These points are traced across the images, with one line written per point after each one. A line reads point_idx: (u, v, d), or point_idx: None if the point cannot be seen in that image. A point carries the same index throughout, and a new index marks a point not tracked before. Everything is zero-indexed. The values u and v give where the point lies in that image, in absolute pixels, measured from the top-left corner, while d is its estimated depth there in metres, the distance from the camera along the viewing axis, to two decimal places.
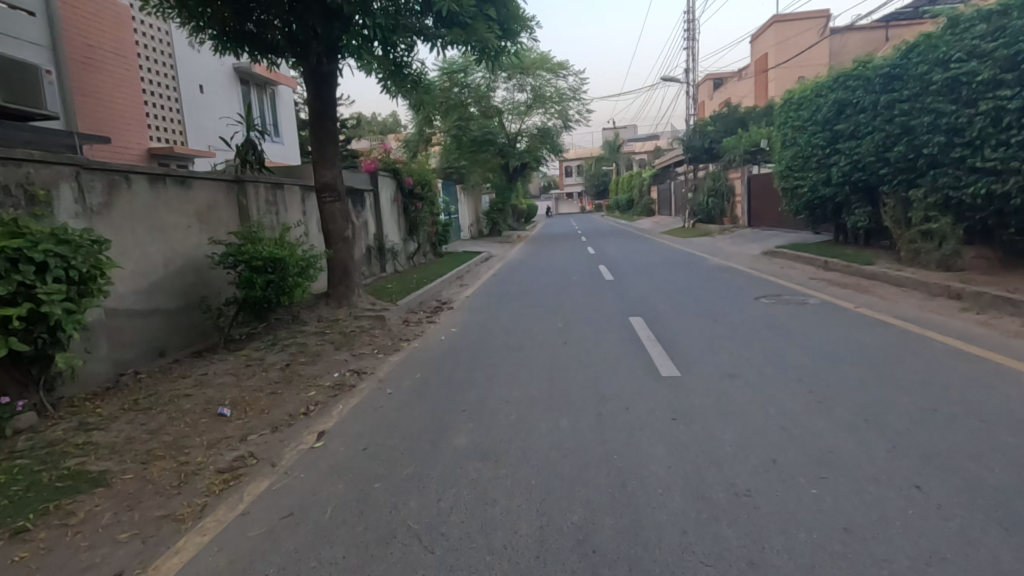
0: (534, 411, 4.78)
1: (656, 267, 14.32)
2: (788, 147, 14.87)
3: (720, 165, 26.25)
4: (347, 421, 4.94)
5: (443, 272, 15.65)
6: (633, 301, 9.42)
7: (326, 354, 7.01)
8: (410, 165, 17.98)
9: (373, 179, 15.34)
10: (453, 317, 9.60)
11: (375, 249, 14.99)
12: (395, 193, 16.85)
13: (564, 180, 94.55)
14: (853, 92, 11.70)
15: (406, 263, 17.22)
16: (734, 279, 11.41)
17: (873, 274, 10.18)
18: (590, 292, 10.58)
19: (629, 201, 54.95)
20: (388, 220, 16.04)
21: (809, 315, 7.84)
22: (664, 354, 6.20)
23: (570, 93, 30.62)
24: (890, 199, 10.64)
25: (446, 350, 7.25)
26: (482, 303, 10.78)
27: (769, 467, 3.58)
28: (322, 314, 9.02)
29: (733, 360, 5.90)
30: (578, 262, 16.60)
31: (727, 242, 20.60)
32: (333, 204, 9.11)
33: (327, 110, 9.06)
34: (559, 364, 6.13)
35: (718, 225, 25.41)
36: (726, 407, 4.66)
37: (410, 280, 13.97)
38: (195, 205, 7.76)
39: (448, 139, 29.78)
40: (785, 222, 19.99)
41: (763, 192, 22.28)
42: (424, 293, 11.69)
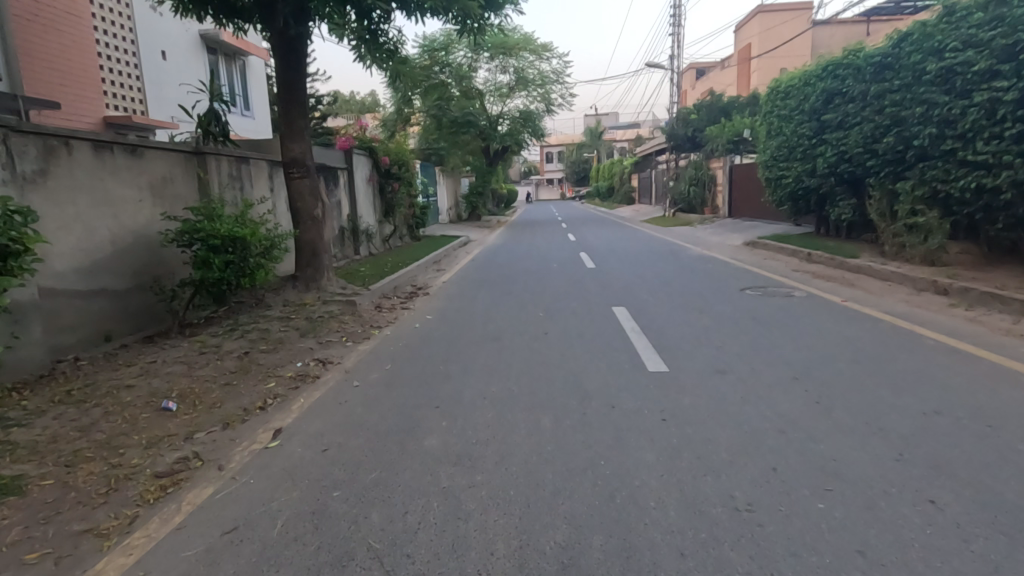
0: (513, 410, 4.41)
1: (639, 255, 14.03)
2: (773, 137, 14.67)
3: (702, 154, 26.04)
4: (309, 417, 4.50)
5: (420, 256, 15.13)
6: (616, 291, 9.09)
7: (290, 341, 6.51)
8: (387, 144, 17.28)
9: (347, 158, 14.66)
10: (429, 303, 9.14)
11: (348, 231, 14.39)
12: (370, 173, 16.17)
13: (544, 166, 93.87)
14: (842, 82, 11.49)
15: (381, 246, 16.62)
16: (718, 269, 11.18)
17: (858, 268, 10.03)
18: (572, 280, 10.22)
19: (609, 188, 54.73)
20: (362, 200, 15.39)
21: (796, 308, 7.62)
22: (650, 347, 5.88)
23: (554, 77, 30.07)
24: (876, 191, 10.48)
25: (419, 339, 6.82)
26: (459, 290, 10.32)
27: (770, 477, 3.27)
28: (288, 298, 8.48)
29: (723, 355, 5.60)
30: (559, 249, 16.21)
31: (708, 232, 20.45)
32: (301, 181, 8.51)
33: (296, 78, 8.40)
34: (540, 357, 5.76)
35: (699, 215, 25.28)
36: (719, 406, 4.36)
37: (385, 264, 13.42)
38: (147, 176, 7.11)
39: (427, 120, 28.99)
40: (766, 213, 19.93)
41: (745, 182, 22.18)
42: (399, 278, 11.19)
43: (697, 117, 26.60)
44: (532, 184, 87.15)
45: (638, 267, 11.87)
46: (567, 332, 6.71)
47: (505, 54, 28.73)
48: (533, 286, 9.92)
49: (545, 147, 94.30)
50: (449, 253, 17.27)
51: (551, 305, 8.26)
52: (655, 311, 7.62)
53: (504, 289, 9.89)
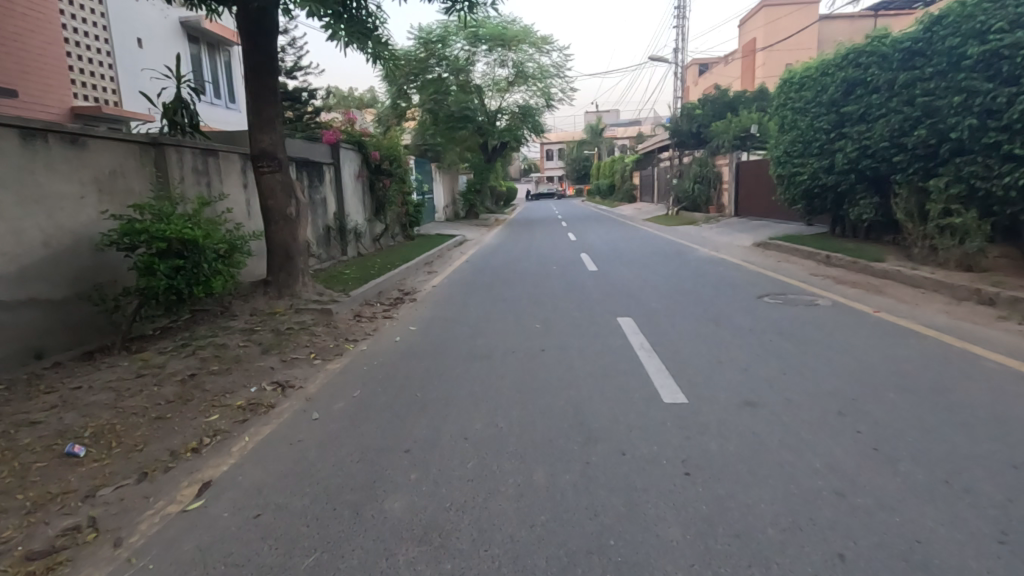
0: (501, 458, 3.58)
1: (644, 257, 13.14)
2: (787, 131, 13.79)
3: (707, 150, 25.13)
4: (250, 464, 3.66)
5: (410, 256, 14.28)
6: (621, 298, 8.25)
7: (248, 359, 5.66)
8: (378, 137, 16.38)
9: (333, 152, 13.77)
10: (414, 311, 8.30)
11: (334, 230, 13.55)
12: (359, 169, 15.28)
13: (544, 164, 92.93)
14: (865, 71, 10.65)
15: (370, 246, 15.75)
16: (730, 273, 10.31)
17: (884, 272, 9.18)
18: (572, 286, 9.37)
19: (610, 186, 53.82)
20: (349, 198, 14.51)
21: (823, 320, 6.78)
22: (664, 371, 5.04)
23: (554, 72, 29.21)
24: (902, 190, 9.64)
25: (398, 357, 5.98)
26: (449, 295, 9.47)
27: (837, 568, 2.47)
28: (257, 306, 7.64)
29: (750, 380, 4.78)
30: (558, 250, 15.34)
31: (714, 232, 19.57)
32: (271, 176, 7.65)
33: (268, 61, 7.54)
34: (535, 382, 4.92)
35: (704, 213, 24.41)
36: (755, 452, 3.55)
37: (372, 266, 12.56)
38: (90, 169, 6.25)
39: (423, 114, 28.08)
40: (775, 213, 19.07)
41: (752, 180, 21.29)
42: (384, 282, 10.33)
43: (702, 112, 25.69)
44: (531, 182, 86.18)
45: (644, 270, 11.01)
46: (566, 349, 5.88)
47: (504, 48, 27.84)
48: (529, 292, 9.07)
49: (545, 144, 93.33)
50: (443, 253, 16.43)
51: (549, 316, 7.42)
52: (666, 323, 6.79)
53: (498, 295, 9.05)
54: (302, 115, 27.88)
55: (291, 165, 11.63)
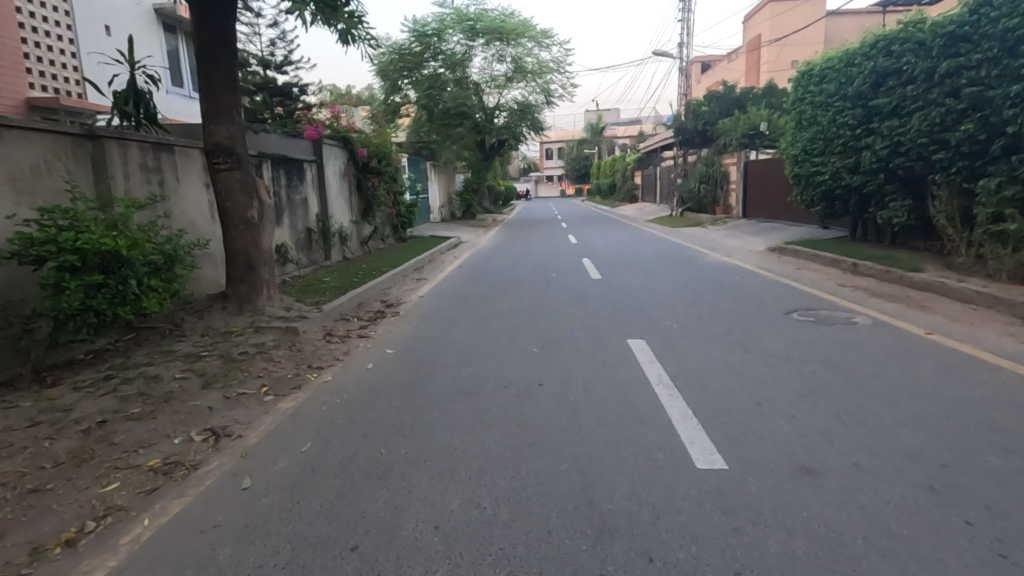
0: (482, 567, 2.57)
1: (652, 262, 12.14)
2: (805, 127, 12.80)
3: (713, 149, 24.15)
4: (135, 571, 2.64)
5: (399, 261, 13.29)
6: (631, 315, 7.24)
7: (182, 396, 4.65)
8: (367, 134, 15.41)
9: (316, 149, 12.77)
10: (396, 329, 7.28)
11: (316, 233, 12.57)
12: (345, 166, 14.28)
13: (544, 163, 91.80)
14: (898, 60, 9.69)
15: (356, 249, 14.75)
16: (749, 283, 9.32)
17: (924, 284, 8.19)
18: (574, 299, 8.37)
19: (611, 186, 52.89)
20: (334, 198, 13.51)
21: (870, 344, 5.79)
22: (691, 419, 4.04)
23: (555, 68, 28.26)
24: (941, 191, 8.69)
25: (366, 392, 4.97)
26: (437, 309, 8.45)
27: None
28: (212, 324, 6.63)
29: (803, 433, 3.78)
30: (559, 254, 14.37)
31: (722, 234, 18.60)
32: (229, 174, 6.64)
33: (225, 41, 6.55)
34: (530, 434, 3.91)
35: (710, 215, 23.43)
36: (836, 559, 2.54)
37: (356, 273, 11.56)
38: (4, 164, 5.22)
39: (418, 111, 27.09)
40: (787, 215, 18.08)
41: (761, 180, 20.30)
42: (365, 292, 9.32)
43: (708, 109, 24.68)
44: (531, 181, 85.13)
45: (654, 279, 10.02)
46: (570, 383, 4.88)
47: (503, 42, 26.90)
48: (525, 306, 8.07)
49: (545, 143, 92.28)
50: (435, 256, 15.47)
51: (548, 336, 6.42)
52: (686, 348, 5.79)
53: (490, 309, 8.05)
54: (292, 111, 26.88)
55: (266, 163, 10.65)
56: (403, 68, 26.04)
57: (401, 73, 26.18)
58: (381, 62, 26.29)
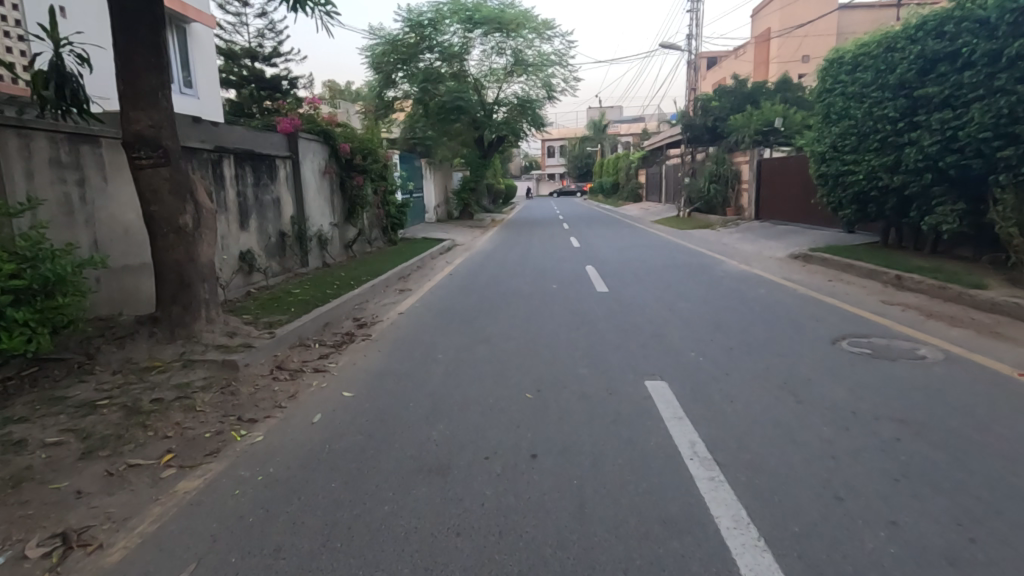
0: None
1: (663, 271, 10.88)
2: (834, 121, 11.52)
3: (723, 146, 22.85)
4: None
5: (383, 268, 12.05)
6: (645, 345, 6.00)
7: (42, 476, 3.42)
8: (352, 128, 14.15)
9: (291, 143, 11.53)
10: (363, 359, 6.04)
11: (290, 237, 11.35)
12: (325, 163, 13.04)
13: (545, 160, 90.44)
14: (951, 43, 8.46)
15: (338, 254, 13.52)
16: (779, 301, 8.07)
17: (992, 305, 6.94)
18: (577, 320, 7.12)
19: (614, 184, 51.56)
20: (312, 197, 12.27)
21: (955, 391, 4.55)
22: (751, 533, 2.80)
23: (557, 61, 26.98)
24: (1006, 194, 7.49)
25: (301, 463, 3.73)
26: (416, 331, 7.22)
27: None
28: (133, 356, 5.39)
29: (920, 563, 2.55)
30: (559, 261, 13.13)
31: (736, 238, 17.34)
32: (154, 172, 5.39)
33: (149, 9, 5.30)
34: (517, 557, 2.68)
35: (720, 216, 22.17)
36: None
37: (332, 283, 10.32)
38: None
39: (413, 106, 25.84)
40: (805, 217, 16.82)
41: (776, 180, 19.02)
42: (335, 309, 8.07)
43: (718, 104, 23.29)
44: (533, 179, 83.83)
45: (666, 295, 8.77)
46: (572, 457, 3.65)
47: (502, 34, 25.64)
48: (520, 330, 6.83)
49: (547, 140, 90.90)
50: (425, 261, 14.22)
51: (545, 376, 5.18)
52: (719, 397, 4.55)
53: (478, 333, 6.82)
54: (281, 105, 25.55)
55: (231, 159, 9.39)
56: (397, 60, 24.76)
57: (394, 66, 24.89)
58: (374, 54, 24.99)
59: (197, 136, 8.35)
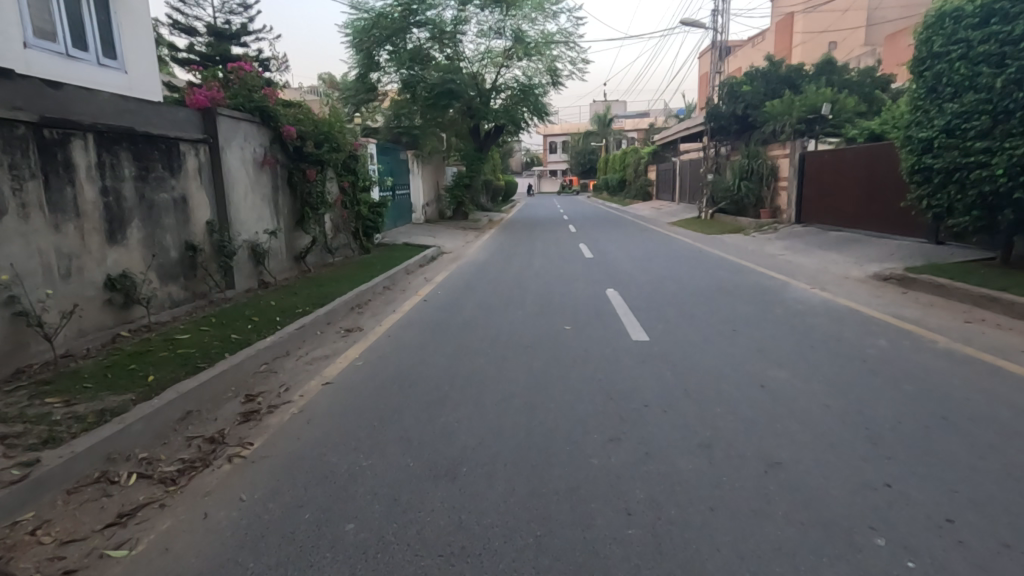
0: None
1: (718, 305, 7.85)
2: (947, 96, 8.50)
3: (756, 137, 19.75)
4: None
5: (336, 292, 9.03)
6: (763, 512, 2.98)
7: None
8: (305, 106, 11.05)
9: (208, 122, 8.47)
10: (191, 536, 2.94)
11: (204, 250, 8.27)
12: (264, 149, 9.95)
13: (546, 156, 86.91)
14: None
15: (284, 268, 10.51)
16: (930, 371, 5.05)
17: None
18: (616, 423, 4.08)
19: (621, 181, 48.30)
20: (242, 195, 9.23)
21: None
22: None
23: (562, 44, 24.07)
24: None
25: None
26: (335, 435, 4.14)
27: None
28: None
29: None
30: (569, 279, 10.13)
31: (781, 248, 14.34)
32: None
33: None
34: None
35: (753, 218, 19.14)
36: None
37: (254, 317, 7.31)
38: None
39: (399, 91, 22.79)
40: (868, 222, 13.79)
41: (824, 177, 16.05)
42: (219, 379, 5.01)
43: (750, 88, 20.07)
44: (534, 176, 80.69)
45: (738, 350, 5.77)
46: None
47: (501, 10, 22.74)
48: (516, 448, 3.78)
49: (547, 135, 87.49)
50: (398, 276, 11.16)
51: None
52: None
53: (440, 451, 3.78)
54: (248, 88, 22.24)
55: (90, 139, 6.33)
56: (379, 37, 21.70)
57: (378, 42, 21.76)
58: (355, 30, 21.85)
59: (10, 101, 5.35)
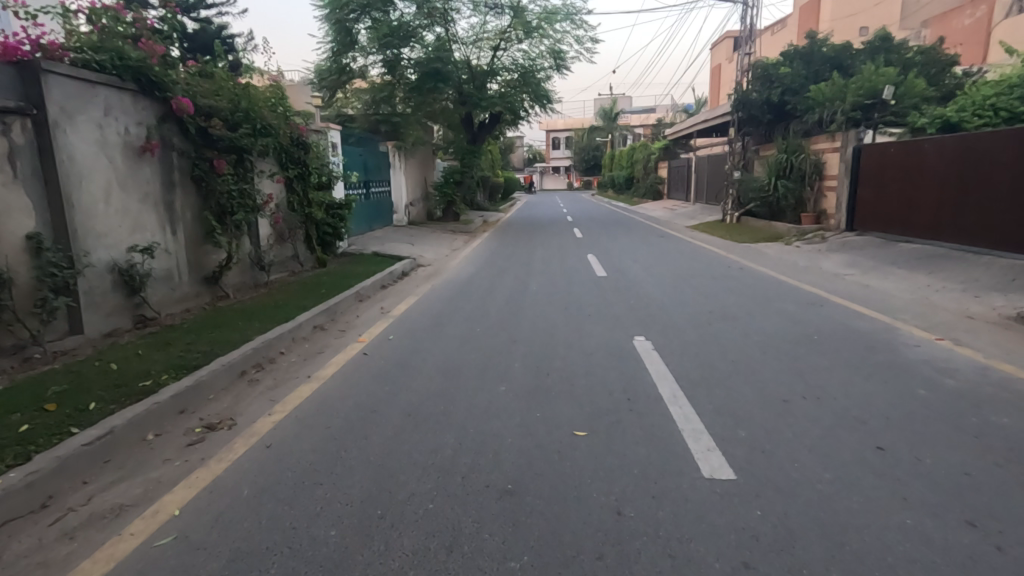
0: None
1: (818, 380, 4.95)
2: None
3: (796, 128, 16.76)
4: None
5: (234, 339, 6.08)
6: None
7: None
8: (216, 71, 8.03)
9: (30, 83, 5.55)
10: None
11: (16, 280, 5.32)
12: (143, 125, 6.90)
13: (550, 153, 83.48)
14: None
15: (180, 294, 7.58)
16: None
17: None
18: None
19: (630, 178, 45.19)
20: (99, 193, 6.27)
21: None
22: None
23: (567, 21, 21.11)
24: None
25: None
26: None
27: None
28: None
29: None
30: (579, 317, 7.19)
31: (844, 266, 11.40)
32: None
33: None
34: None
35: (793, 224, 16.19)
36: None
37: (55, 400, 4.37)
38: None
39: (380, 72, 19.82)
40: (961, 233, 10.86)
41: (889, 175, 13.12)
42: None
43: (788, 70, 17.07)
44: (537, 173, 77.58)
45: (930, 526, 2.85)
46: None
47: None
48: None
49: (551, 130, 84.22)
50: (344, 303, 8.20)
51: None
52: None
53: None
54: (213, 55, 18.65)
55: None
56: (358, 8, 18.72)
57: (355, 13, 18.80)
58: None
59: None
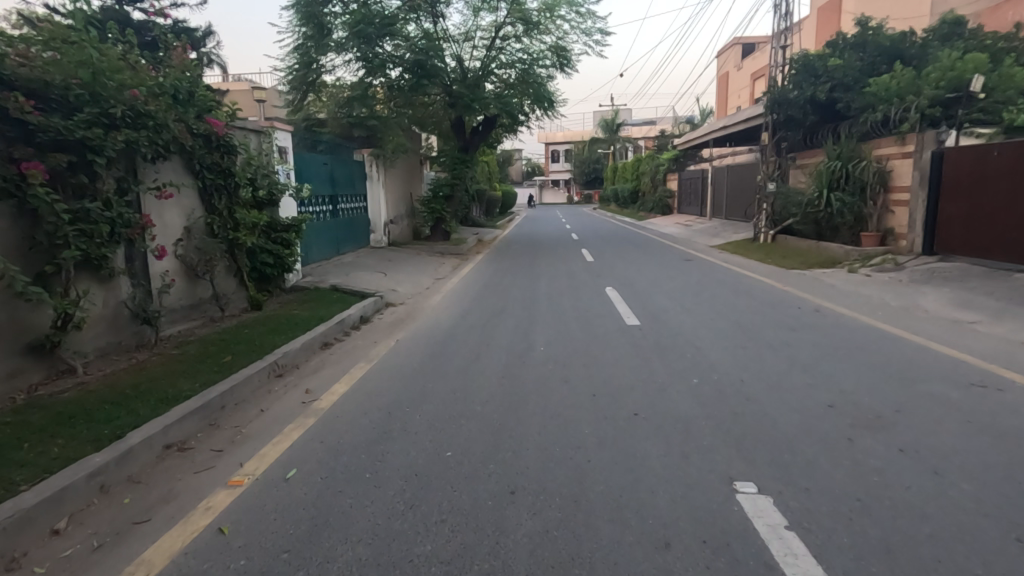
0: None
1: None
2: None
3: (850, 131, 13.97)
4: None
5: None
6: None
7: None
8: (51, 33, 5.17)
9: None
10: None
11: None
12: None
13: (549, 165, 80.81)
14: None
15: None
16: None
17: None
18: None
19: (636, 192, 42.44)
20: None
21: None
22: None
23: (573, 13, 18.46)
24: None
25: None
26: None
27: None
28: None
29: None
30: (619, 425, 4.26)
31: (957, 305, 8.49)
32: None
33: None
34: None
35: (851, 246, 13.31)
36: None
37: None
38: None
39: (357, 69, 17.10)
40: None
41: (990, 186, 10.27)
42: None
43: (839, 63, 14.34)
44: (536, 187, 74.97)
45: None
46: None
47: None
48: None
49: (550, 143, 81.68)
50: (245, 387, 5.22)
51: None
52: None
53: None
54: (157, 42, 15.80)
55: None
56: None
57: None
58: None
59: None
